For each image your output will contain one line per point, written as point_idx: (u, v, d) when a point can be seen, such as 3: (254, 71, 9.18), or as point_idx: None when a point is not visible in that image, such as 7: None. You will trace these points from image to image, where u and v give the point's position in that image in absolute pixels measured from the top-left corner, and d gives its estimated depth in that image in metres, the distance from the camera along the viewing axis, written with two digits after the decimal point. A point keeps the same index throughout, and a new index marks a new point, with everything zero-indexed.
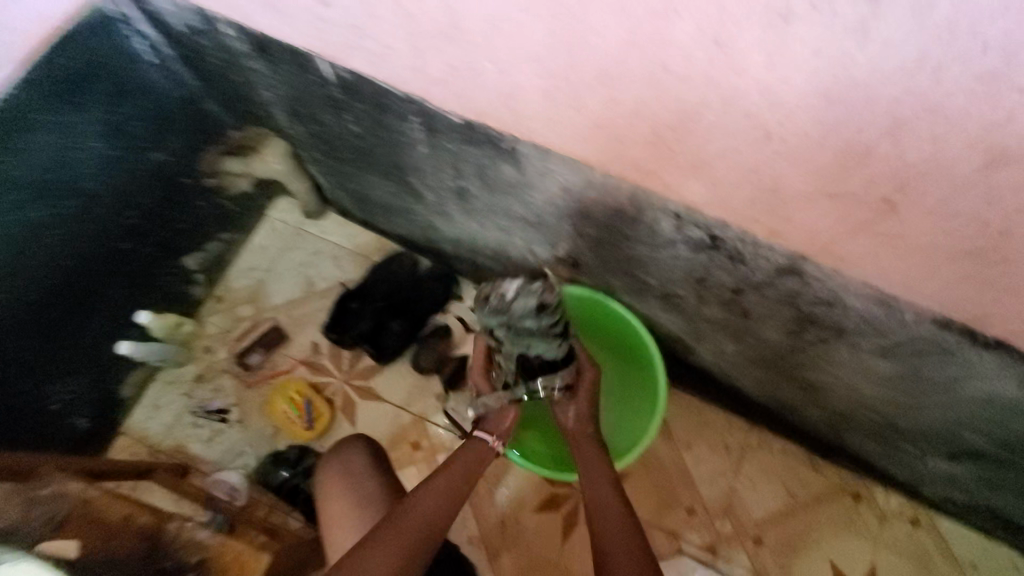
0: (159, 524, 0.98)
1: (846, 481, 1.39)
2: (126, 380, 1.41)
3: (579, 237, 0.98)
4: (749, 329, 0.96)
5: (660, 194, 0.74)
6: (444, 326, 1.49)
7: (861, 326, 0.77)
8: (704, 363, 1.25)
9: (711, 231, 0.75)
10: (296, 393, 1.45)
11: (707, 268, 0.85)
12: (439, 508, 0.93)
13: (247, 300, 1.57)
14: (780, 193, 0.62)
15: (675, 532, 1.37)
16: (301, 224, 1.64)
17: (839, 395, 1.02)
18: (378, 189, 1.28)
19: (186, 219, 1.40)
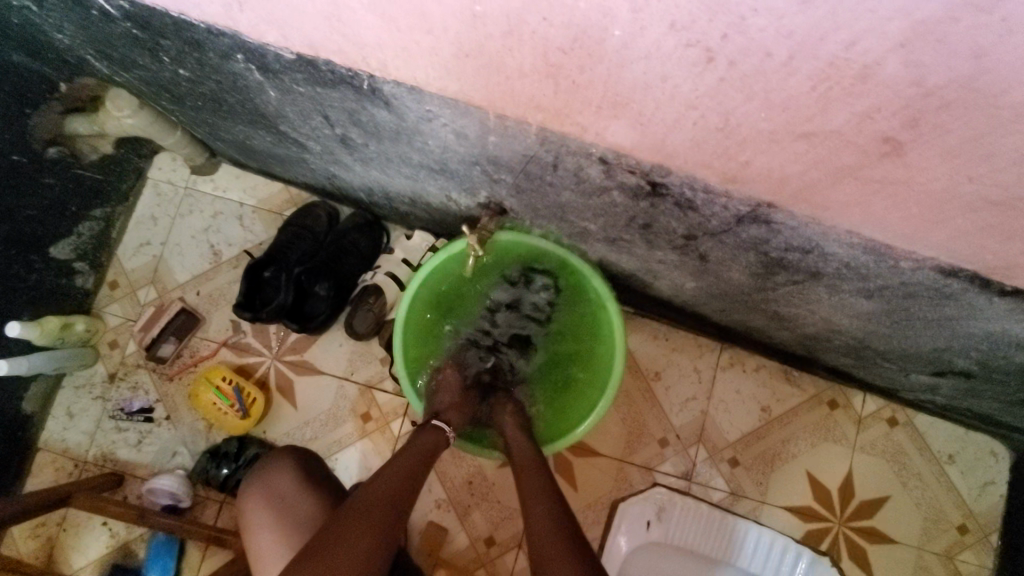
0: None
1: (822, 390, 1.32)
2: (24, 396, 1.23)
3: (495, 185, 0.78)
4: (710, 272, 0.80)
5: (576, 139, 0.53)
6: (376, 284, 1.28)
7: (842, 272, 0.63)
8: (663, 296, 1.07)
9: (648, 177, 0.56)
10: (221, 379, 1.27)
11: (651, 215, 0.67)
12: (400, 487, 0.79)
13: (147, 283, 1.36)
14: (734, 132, 0.44)
15: (649, 466, 1.31)
16: (191, 182, 1.38)
17: (816, 326, 0.89)
18: (254, 138, 1.02)
19: (36, 203, 1.14)
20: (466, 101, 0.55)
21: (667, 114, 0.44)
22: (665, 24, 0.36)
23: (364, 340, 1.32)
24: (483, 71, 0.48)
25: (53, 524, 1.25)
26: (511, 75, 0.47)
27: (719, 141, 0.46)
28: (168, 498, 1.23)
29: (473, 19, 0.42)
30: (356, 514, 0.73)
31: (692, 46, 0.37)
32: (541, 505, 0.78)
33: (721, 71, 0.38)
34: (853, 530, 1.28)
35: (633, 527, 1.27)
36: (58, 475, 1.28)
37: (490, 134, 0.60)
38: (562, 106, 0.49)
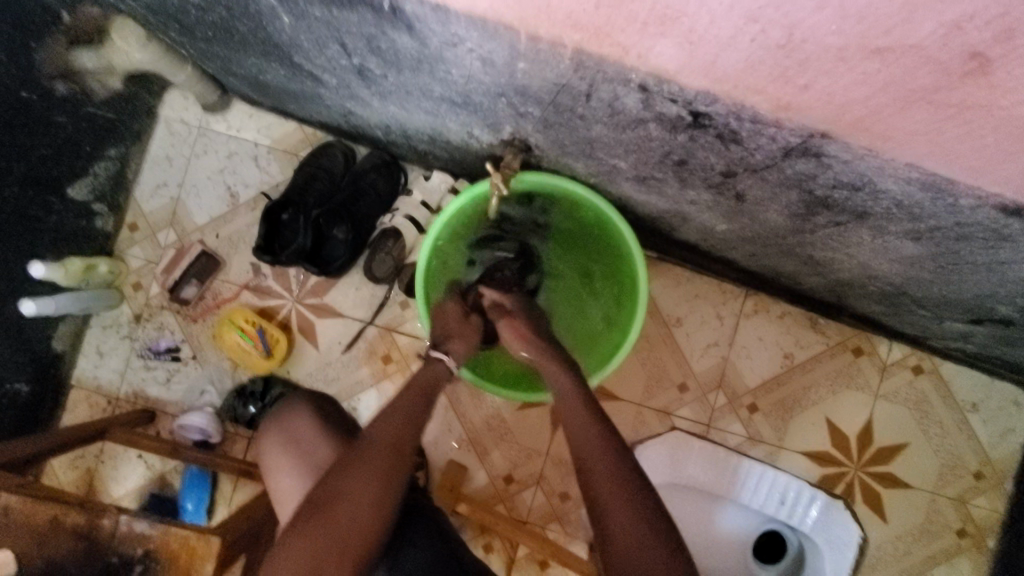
0: (95, 521, 0.79)
1: (848, 337, 1.30)
2: (54, 335, 1.27)
3: (521, 118, 0.74)
4: (747, 213, 0.77)
5: (617, 61, 0.49)
6: (394, 228, 1.27)
7: (891, 211, 0.59)
8: (691, 240, 1.03)
9: (692, 105, 0.52)
10: (245, 321, 1.29)
11: (689, 149, 0.63)
12: (401, 432, 0.78)
13: (165, 225, 1.34)
14: (798, 50, 0.40)
15: (667, 410, 1.32)
16: (204, 121, 1.34)
17: (851, 271, 0.86)
18: (268, 72, 0.98)
19: (51, 142, 1.18)
20: (497, 21, 0.50)
21: (725, 29, 0.40)
22: None
23: (381, 284, 1.32)
24: None
25: (92, 456, 1.31)
26: None
27: (779, 59, 0.41)
28: (199, 433, 1.28)
29: None
30: (354, 468, 0.73)
31: None
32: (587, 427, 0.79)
33: None
34: (869, 474, 1.29)
35: (649, 468, 1.29)
36: (92, 411, 1.32)
37: (519, 59, 0.56)
38: (605, 21, 0.44)
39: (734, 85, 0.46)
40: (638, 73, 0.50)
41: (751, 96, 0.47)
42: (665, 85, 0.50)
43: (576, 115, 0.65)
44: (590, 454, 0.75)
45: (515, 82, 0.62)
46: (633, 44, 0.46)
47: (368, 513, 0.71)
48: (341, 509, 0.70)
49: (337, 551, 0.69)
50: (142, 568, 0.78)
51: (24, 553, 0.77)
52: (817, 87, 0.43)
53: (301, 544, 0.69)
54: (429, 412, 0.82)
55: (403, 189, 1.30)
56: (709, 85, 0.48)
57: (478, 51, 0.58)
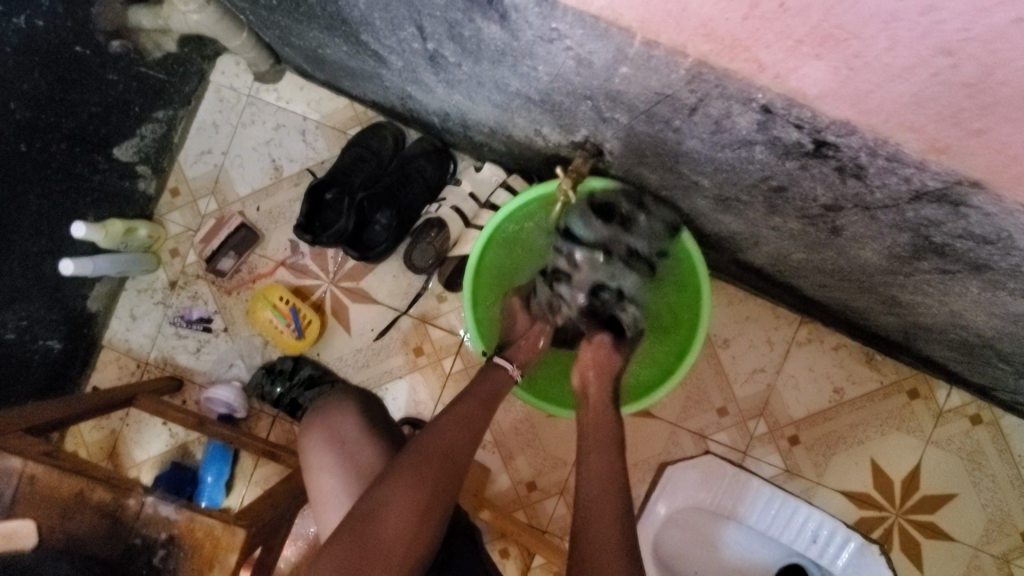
0: (121, 501, 0.77)
1: (904, 378, 1.23)
2: (89, 294, 1.26)
3: (602, 124, 0.68)
4: (835, 247, 0.71)
5: (743, 79, 0.44)
6: (439, 218, 1.21)
7: (1019, 269, 0.53)
8: (756, 264, 0.97)
9: (818, 134, 0.46)
10: (279, 299, 1.26)
11: (793, 177, 0.57)
12: (453, 439, 0.74)
13: (207, 193, 1.32)
14: (988, 91, 0.35)
15: (702, 433, 1.27)
16: (254, 90, 1.30)
17: (936, 317, 0.79)
18: (330, 47, 0.93)
19: (101, 100, 1.14)
20: (611, 21, 0.45)
21: (899, 55, 0.35)
22: None
23: (420, 274, 1.27)
24: None
25: (118, 418, 1.31)
26: None
27: (956, 95, 0.36)
28: (224, 407, 1.26)
29: None
30: (404, 476, 0.70)
31: None
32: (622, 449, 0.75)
33: None
34: (910, 522, 1.22)
35: (675, 492, 1.24)
36: (122, 373, 1.32)
37: (620, 65, 0.51)
38: (749, 33, 0.39)
39: (880, 120, 0.41)
40: (767, 95, 0.44)
41: (900, 134, 0.42)
42: (793, 112, 0.45)
43: (671, 127, 0.59)
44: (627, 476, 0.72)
45: (610, 86, 0.57)
46: (773, 61, 0.41)
47: (414, 524, 0.68)
48: (387, 515, 0.67)
49: (381, 558, 0.66)
50: (164, 552, 0.76)
51: (46, 524, 0.77)
52: (993, 134, 0.38)
53: (344, 550, 0.66)
54: (483, 422, 0.79)
55: (451, 177, 1.26)
56: (848, 116, 0.42)
57: (577, 52, 0.53)
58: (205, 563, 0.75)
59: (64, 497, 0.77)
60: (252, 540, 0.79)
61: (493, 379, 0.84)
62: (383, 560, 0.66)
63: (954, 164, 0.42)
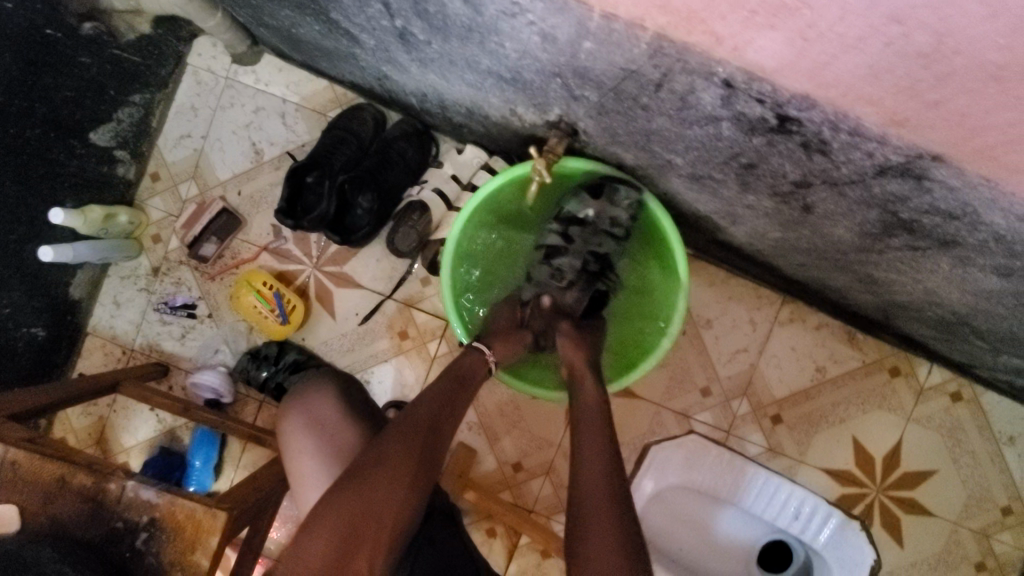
0: (102, 485, 0.77)
1: (886, 356, 1.23)
2: (72, 282, 1.25)
3: (574, 102, 0.68)
4: (810, 225, 0.71)
5: (703, 52, 0.43)
6: (422, 201, 1.21)
7: (985, 244, 0.53)
8: (737, 243, 0.97)
9: (781, 109, 0.45)
10: (262, 284, 1.26)
11: (762, 153, 0.56)
12: (437, 414, 0.76)
13: (187, 177, 1.30)
14: (940, 61, 0.34)
15: (686, 412, 1.28)
16: (232, 72, 1.28)
17: (912, 294, 0.79)
18: (302, 26, 0.91)
19: (74, 84, 1.14)
20: None
21: (850, 26, 0.35)
22: None
23: (403, 258, 1.27)
24: None
25: (104, 405, 1.32)
26: None
27: (910, 66, 0.36)
28: (210, 393, 1.27)
29: None
30: (391, 446, 0.71)
31: None
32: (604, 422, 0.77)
33: None
34: (891, 498, 1.24)
35: (662, 469, 1.26)
36: (107, 360, 1.32)
37: (583, 39, 0.50)
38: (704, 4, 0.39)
39: (839, 92, 0.41)
40: (728, 68, 0.44)
41: (859, 107, 0.41)
42: (754, 85, 0.44)
43: (640, 104, 0.58)
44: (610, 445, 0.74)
45: (576, 62, 0.56)
46: (730, 33, 0.40)
47: (400, 493, 0.69)
48: (375, 486, 0.68)
49: (368, 526, 0.66)
50: (146, 535, 0.76)
51: (28, 509, 0.77)
52: (950, 106, 0.37)
53: (332, 517, 0.66)
54: (465, 401, 0.80)
55: (433, 159, 1.25)
56: (807, 89, 0.42)
57: (539, 26, 0.52)
58: (188, 546, 0.76)
59: (44, 482, 0.78)
60: (234, 523, 0.80)
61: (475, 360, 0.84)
62: (370, 528, 0.66)
63: (915, 137, 0.42)
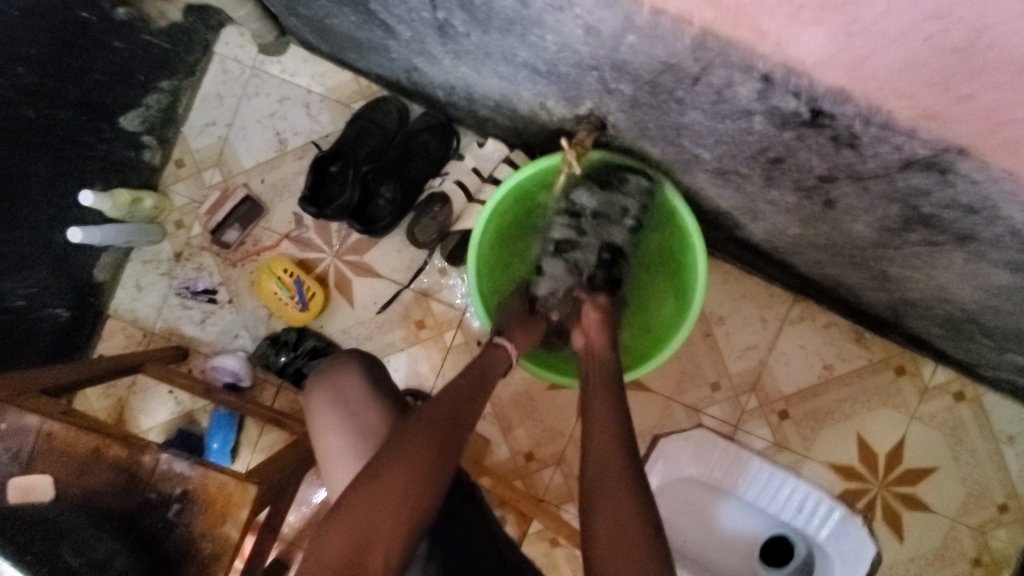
0: (136, 457, 0.80)
1: (892, 355, 1.26)
2: (96, 264, 1.28)
3: (607, 96, 0.71)
4: (829, 221, 0.73)
5: (746, 46, 0.46)
6: (443, 192, 1.25)
7: (1002, 239, 0.56)
8: (752, 240, 1.00)
9: (816, 103, 0.48)
10: (283, 271, 1.29)
11: (790, 148, 0.59)
12: (455, 410, 0.78)
13: (211, 165, 1.33)
14: (975, 56, 0.37)
15: (695, 407, 1.31)
16: (259, 62, 1.31)
17: (924, 291, 0.82)
18: (337, 17, 0.94)
19: (105, 68, 1.13)
20: None
21: (889, 24, 0.38)
22: None
23: (421, 248, 1.30)
24: None
25: (124, 386, 1.34)
26: None
27: (941, 61, 0.39)
28: (229, 376, 1.29)
29: None
30: (408, 441, 0.73)
31: None
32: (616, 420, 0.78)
33: None
34: (893, 494, 1.27)
35: (671, 460, 1.28)
36: (127, 342, 1.34)
37: (628, 33, 0.53)
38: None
39: (872, 86, 0.44)
40: (767, 62, 0.47)
41: (891, 101, 0.44)
42: (791, 79, 0.47)
43: (675, 98, 0.61)
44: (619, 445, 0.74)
45: (616, 57, 0.59)
46: (774, 28, 0.43)
47: (418, 486, 0.71)
48: (392, 480, 0.70)
49: (385, 518, 0.68)
50: (178, 507, 0.78)
51: (61, 480, 0.79)
52: (980, 101, 0.40)
53: (351, 509, 0.68)
54: (480, 398, 0.81)
55: (454, 152, 1.28)
56: (840, 83, 0.45)
57: (585, 19, 0.55)
58: (218, 517, 0.78)
59: (82, 452, 0.80)
60: (263, 497, 0.82)
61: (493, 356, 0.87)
62: (386, 521, 0.68)
63: (941, 132, 0.45)
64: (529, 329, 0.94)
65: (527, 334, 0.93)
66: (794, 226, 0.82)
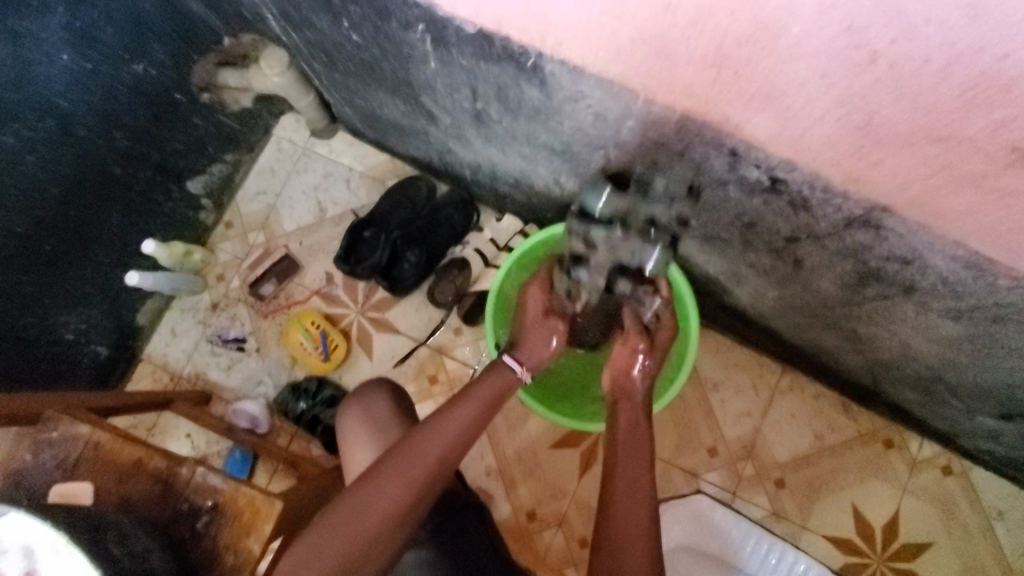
0: (174, 469, 0.87)
1: (879, 428, 1.33)
2: (141, 307, 1.40)
3: (612, 171, 0.86)
4: (801, 280, 0.86)
5: (715, 127, 0.62)
6: (462, 258, 1.39)
7: (935, 287, 0.68)
8: (739, 306, 1.12)
9: (772, 171, 0.63)
10: (311, 322, 1.40)
11: (760, 213, 0.73)
12: (451, 432, 0.77)
13: (257, 227, 1.49)
14: (875, 131, 0.52)
15: (694, 471, 1.35)
16: (310, 143, 1.51)
17: (891, 349, 0.93)
18: (387, 107, 1.14)
19: (185, 139, 1.32)
20: (622, 84, 0.65)
21: (813, 110, 0.53)
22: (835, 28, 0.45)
23: (439, 308, 1.42)
24: (659, 58, 0.58)
25: (145, 427, 1.40)
26: (678, 64, 0.57)
27: (853, 135, 0.54)
28: (247, 420, 1.36)
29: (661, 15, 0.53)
30: (396, 459, 0.73)
31: (855, 53, 0.46)
32: (626, 447, 0.76)
33: (873, 71, 0.47)
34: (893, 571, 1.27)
35: (670, 527, 1.33)
36: (155, 385, 1.43)
37: (627, 118, 0.70)
38: (716, 93, 0.58)
39: (809, 156, 0.59)
40: (731, 140, 0.62)
41: (826, 168, 0.59)
42: (751, 152, 0.62)
43: (665, 172, 0.77)
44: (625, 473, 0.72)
45: (618, 138, 0.75)
46: (735, 113, 0.59)
47: (403, 502, 0.70)
48: (375, 496, 0.70)
49: (365, 533, 0.68)
50: (207, 518, 0.84)
51: (102, 489, 0.86)
52: (887, 165, 0.55)
53: (331, 522, 0.68)
54: (477, 418, 0.80)
55: (474, 225, 1.44)
56: (786, 154, 0.60)
57: (594, 107, 0.71)
58: (244, 529, 0.84)
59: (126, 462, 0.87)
60: (285, 516, 0.87)
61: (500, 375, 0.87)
62: (368, 534, 0.68)
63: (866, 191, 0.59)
64: (540, 337, 0.93)
65: (536, 339, 0.93)
66: (771, 289, 0.95)
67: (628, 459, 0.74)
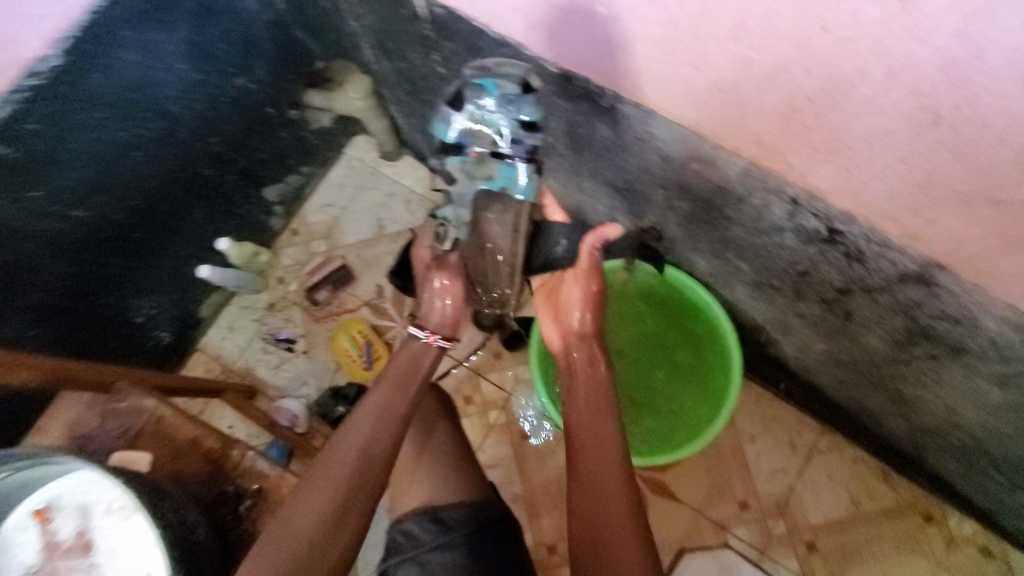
0: (226, 451, 0.92)
1: (919, 502, 1.28)
2: (205, 301, 1.49)
3: (668, 212, 0.91)
4: (848, 334, 0.87)
5: (778, 175, 0.67)
6: None
7: (985, 351, 0.68)
8: (781, 358, 1.12)
9: (831, 223, 0.67)
10: (358, 332, 1.47)
11: (814, 262, 0.76)
12: (372, 436, 0.81)
13: (320, 236, 1.58)
14: (933, 189, 0.55)
15: (722, 524, 1.32)
16: (378, 164, 1.62)
17: (936, 415, 0.91)
18: None
19: (269, 150, 1.43)
20: (691, 128, 0.70)
21: (874, 164, 0.57)
22: (904, 89, 0.49)
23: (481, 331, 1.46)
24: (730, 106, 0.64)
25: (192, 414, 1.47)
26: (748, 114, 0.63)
27: (910, 191, 0.57)
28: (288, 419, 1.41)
29: (739, 67, 0.58)
30: (317, 479, 0.76)
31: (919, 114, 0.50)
32: (589, 464, 0.85)
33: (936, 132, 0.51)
34: None
35: None
36: (207, 374, 1.50)
37: (691, 161, 0.74)
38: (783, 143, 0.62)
39: (865, 209, 0.62)
40: (792, 187, 0.66)
41: (883, 222, 0.62)
42: (812, 202, 0.66)
43: (722, 215, 0.81)
44: (599, 488, 0.82)
45: (678, 178, 0.80)
46: (800, 163, 0.63)
47: (339, 511, 0.75)
48: (311, 510, 0.74)
49: (314, 545, 0.72)
50: (249, 503, 0.90)
51: (158, 461, 0.90)
52: (943, 223, 0.58)
53: (275, 543, 0.71)
54: (399, 414, 0.86)
55: None
56: (845, 205, 0.64)
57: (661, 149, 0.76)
58: None
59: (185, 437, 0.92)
60: None
61: (411, 365, 0.92)
62: (316, 545, 0.72)
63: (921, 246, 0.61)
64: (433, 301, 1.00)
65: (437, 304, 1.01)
66: (816, 342, 0.96)
67: (600, 473, 0.83)
